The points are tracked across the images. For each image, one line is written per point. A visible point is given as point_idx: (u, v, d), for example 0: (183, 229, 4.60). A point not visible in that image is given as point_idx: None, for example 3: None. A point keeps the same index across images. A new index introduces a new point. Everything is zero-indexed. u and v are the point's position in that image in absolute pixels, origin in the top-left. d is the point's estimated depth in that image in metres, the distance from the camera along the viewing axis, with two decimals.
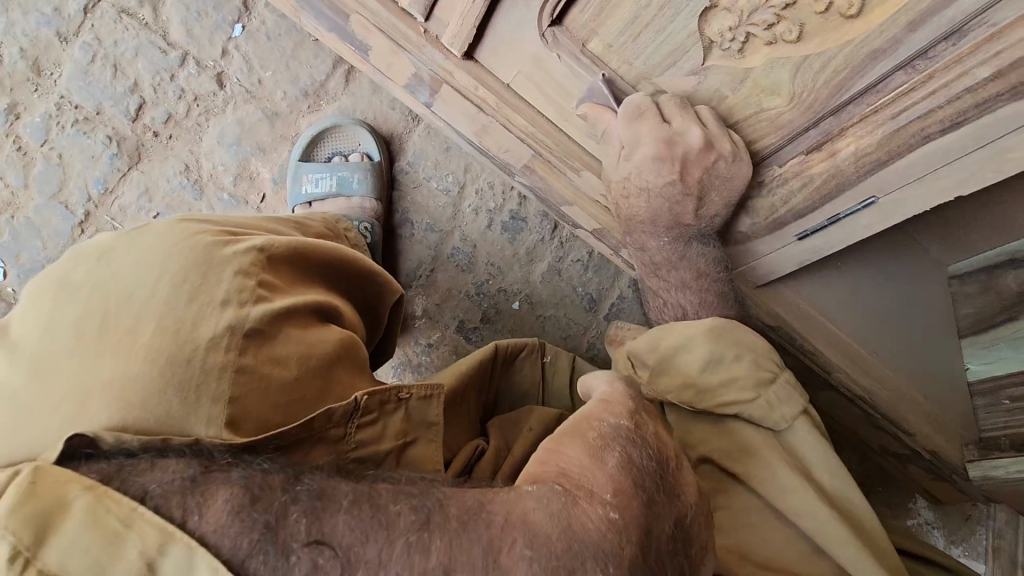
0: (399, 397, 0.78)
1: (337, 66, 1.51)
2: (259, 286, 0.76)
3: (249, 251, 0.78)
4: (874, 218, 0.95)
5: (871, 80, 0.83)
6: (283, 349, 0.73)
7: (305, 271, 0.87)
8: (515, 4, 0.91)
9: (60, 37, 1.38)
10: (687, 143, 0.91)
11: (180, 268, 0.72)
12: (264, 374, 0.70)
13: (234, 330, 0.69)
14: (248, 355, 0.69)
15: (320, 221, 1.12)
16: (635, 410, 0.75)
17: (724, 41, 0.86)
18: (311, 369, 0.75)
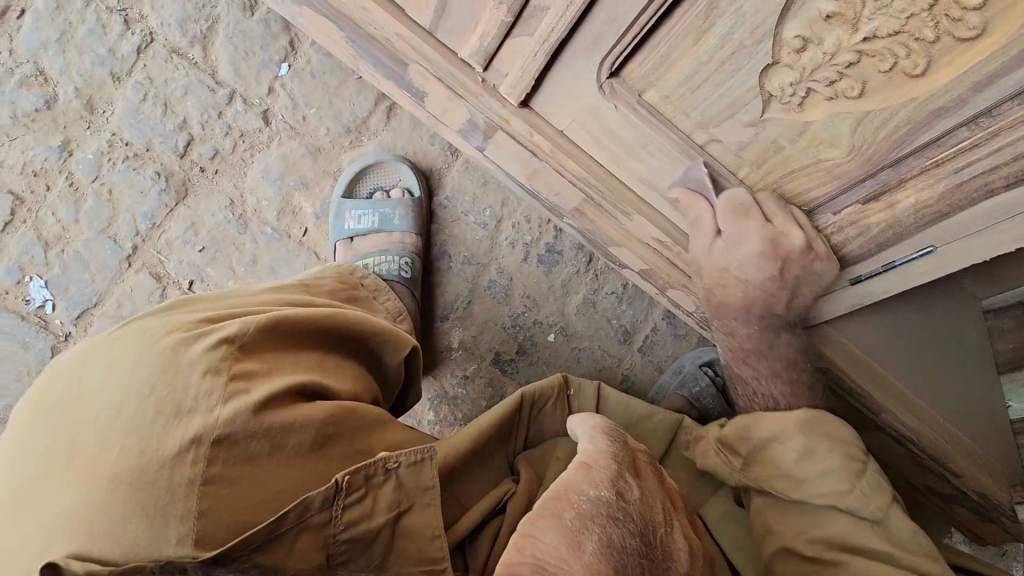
0: (386, 468, 0.77)
1: (379, 102, 1.53)
2: (232, 380, 0.74)
3: (220, 343, 0.77)
4: (930, 266, 0.95)
5: (933, 136, 0.83)
6: (255, 444, 0.72)
7: (291, 346, 0.87)
8: (577, 56, 0.93)
9: (113, 76, 1.42)
10: (791, 244, 0.96)
11: (146, 380, 0.71)
12: (241, 474, 0.69)
13: (201, 440, 0.68)
14: (219, 462, 0.68)
15: (333, 274, 1.13)
16: (615, 480, 0.67)
17: (784, 95, 0.87)
18: (289, 457, 0.74)
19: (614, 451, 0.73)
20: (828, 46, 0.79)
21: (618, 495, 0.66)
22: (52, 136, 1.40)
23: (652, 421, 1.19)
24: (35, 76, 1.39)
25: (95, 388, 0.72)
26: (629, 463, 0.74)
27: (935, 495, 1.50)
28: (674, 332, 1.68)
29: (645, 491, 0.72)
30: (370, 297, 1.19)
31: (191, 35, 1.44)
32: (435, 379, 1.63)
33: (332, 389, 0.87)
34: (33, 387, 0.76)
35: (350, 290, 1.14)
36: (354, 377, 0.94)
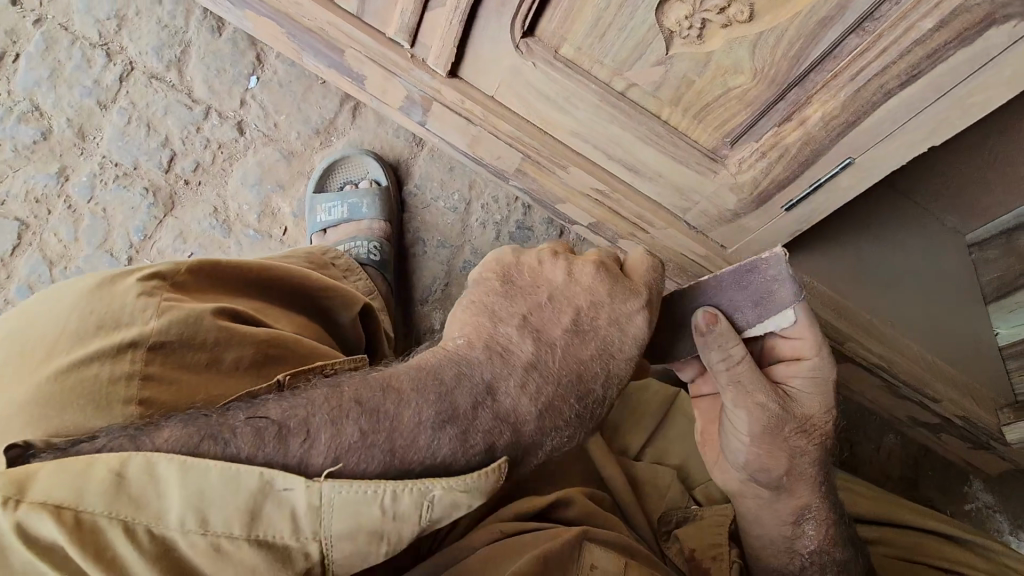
0: (324, 375, 0.84)
1: (344, 103, 1.64)
2: (165, 300, 0.79)
3: (150, 276, 0.81)
4: (854, 177, 0.99)
5: (825, 48, 0.86)
6: (192, 354, 0.77)
7: (235, 285, 0.90)
8: (489, 21, 0.99)
9: (100, 104, 1.55)
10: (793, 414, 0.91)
11: (87, 301, 0.78)
12: (176, 376, 0.76)
13: (138, 345, 0.75)
14: (156, 363, 0.75)
15: (302, 256, 1.12)
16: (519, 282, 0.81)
17: (682, 30, 0.91)
18: (230, 367, 0.80)
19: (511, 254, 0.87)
20: None
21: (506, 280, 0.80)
22: (49, 164, 1.54)
23: (647, 392, 1.32)
24: (32, 111, 1.53)
25: (43, 311, 0.79)
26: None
27: (921, 427, 1.46)
28: None
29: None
30: (342, 275, 1.21)
31: (167, 59, 1.57)
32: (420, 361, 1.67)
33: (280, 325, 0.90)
34: None
35: (320, 266, 1.16)
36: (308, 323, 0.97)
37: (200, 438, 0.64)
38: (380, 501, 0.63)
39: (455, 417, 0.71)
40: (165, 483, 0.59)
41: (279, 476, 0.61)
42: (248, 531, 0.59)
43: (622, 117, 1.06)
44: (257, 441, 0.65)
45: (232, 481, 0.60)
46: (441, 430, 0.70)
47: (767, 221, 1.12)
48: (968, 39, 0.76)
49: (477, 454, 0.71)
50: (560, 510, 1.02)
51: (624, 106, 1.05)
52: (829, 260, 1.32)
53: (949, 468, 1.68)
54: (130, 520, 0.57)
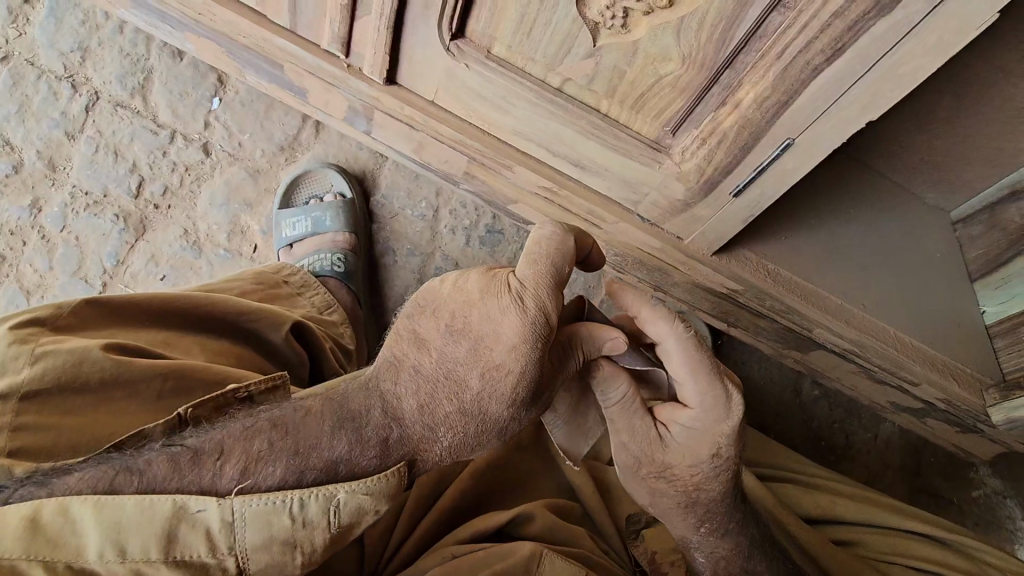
0: (237, 399, 0.79)
1: (306, 119, 1.65)
2: (39, 345, 0.77)
3: (27, 323, 0.79)
4: (797, 159, 0.96)
5: (749, 27, 0.84)
6: (76, 399, 0.76)
7: (140, 321, 0.89)
8: (416, 26, 0.99)
9: (68, 135, 1.59)
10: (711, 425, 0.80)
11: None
12: (55, 422, 0.74)
13: (9, 395, 0.72)
14: (30, 413, 0.73)
15: (246, 280, 1.16)
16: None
17: (606, 20, 0.89)
18: (127, 406, 0.79)
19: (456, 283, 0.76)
20: None
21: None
22: (22, 197, 1.57)
23: None
24: (3, 146, 1.57)
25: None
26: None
27: (908, 413, 1.40)
28: None
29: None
30: (295, 292, 1.25)
31: (130, 87, 1.60)
32: None
33: (185, 357, 0.88)
34: None
35: (269, 287, 1.20)
36: (228, 350, 0.94)
37: (105, 477, 0.65)
38: (288, 509, 0.66)
39: (352, 421, 0.74)
40: (83, 524, 0.61)
41: (191, 498, 0.64)
42: (166, 554, 0.62)
43: (560, 113, 1.05)
44: (171, 468, 0.67)
45: (146, 506, 0.63)
46: (336, 433, 0.72)
47: (718, 209, 1.09)
48: (886, 7, 0.73)
49: (371, 455, 0.73)
50: (519, 527, 0.98)
51: (561, 102, 1.03)
52: (804, 242, 1.26)
53: (950, 454, 1.61)
54: (51, 559, 0.59)
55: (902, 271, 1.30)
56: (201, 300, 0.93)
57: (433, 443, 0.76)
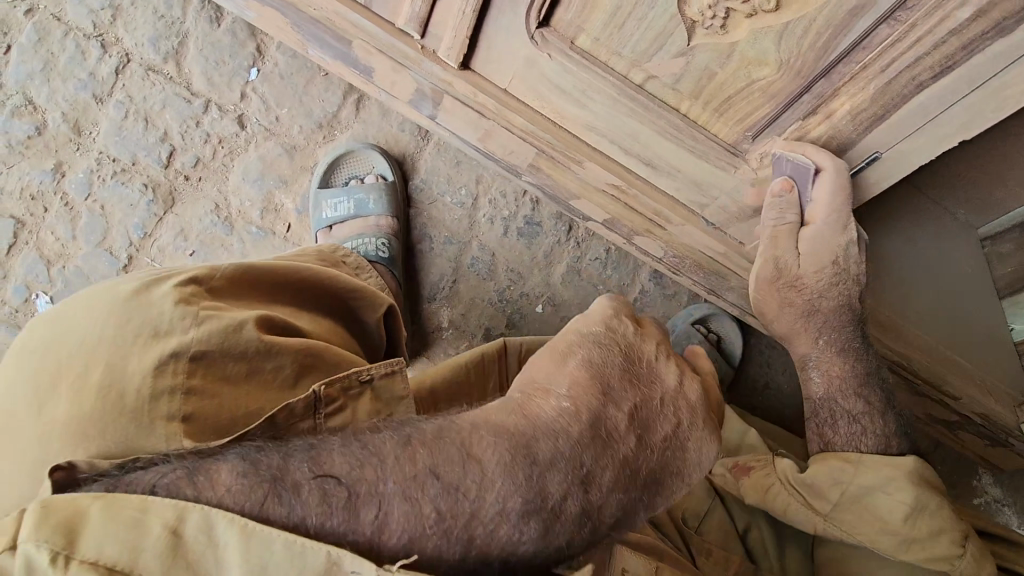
0: (361, 380, 0.73)
1: (347, 96, 1.59)
2: (202, 309, 0.74)
3: (187, 282, 0.77)
4: (880, 173, 0.97)
5: (856, 37, 0.83)
6: (228, 368, 0.72)
7: (262, 292, 0.86)
8: (503, 11, 0.96)
9: (96, 98, 1.51)
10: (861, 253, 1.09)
11: (122, 309, 0.73)
12: (218, 388, 0.71)
13: (179, 355, 0.70)
14: (198, 375, 0.70)
15: (313, 255, 1.17)
16: (608, 319, 0.73)
17: (705, 20, 0.88)
18: (268, 381, 0.75)
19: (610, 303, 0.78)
20: None
21: (608, 330, 0.72)
22: (44, 160, 1.49)
23: None
24: (25, 105, 1.49)
25: (75, 318, 0.73)
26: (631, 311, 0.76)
27: (939, 424, 1.44)
28: (663, 292, 1.75)
29: (649, 330, 0.75)
30: (354, 272, 1.24)
31: (164, 51, 1.52)
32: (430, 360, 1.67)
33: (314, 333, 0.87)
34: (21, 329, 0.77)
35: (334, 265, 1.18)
36: (337, 333, 0.93)
37: (263, 495, 0.57)
38: None
39: (535, 475, 0.63)
40: (226, 549, 0.54)
41: (347, 559, 0.55)
42: None
43: (640, 110, 1.03)
44: (324, 501, 0.58)
45: (297, 555, 0.55)
46: (512, 485, 0.62)
47: None
48: (1006, 29, 0.74)
49: (545, 515, 0.63)
50: None
51: (643, 99, 1.01)
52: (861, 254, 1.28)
53: (959, 462, 1.66)
54: None
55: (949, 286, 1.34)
56: (327, 276, 0.92)
57: (606, 501, 0.66)
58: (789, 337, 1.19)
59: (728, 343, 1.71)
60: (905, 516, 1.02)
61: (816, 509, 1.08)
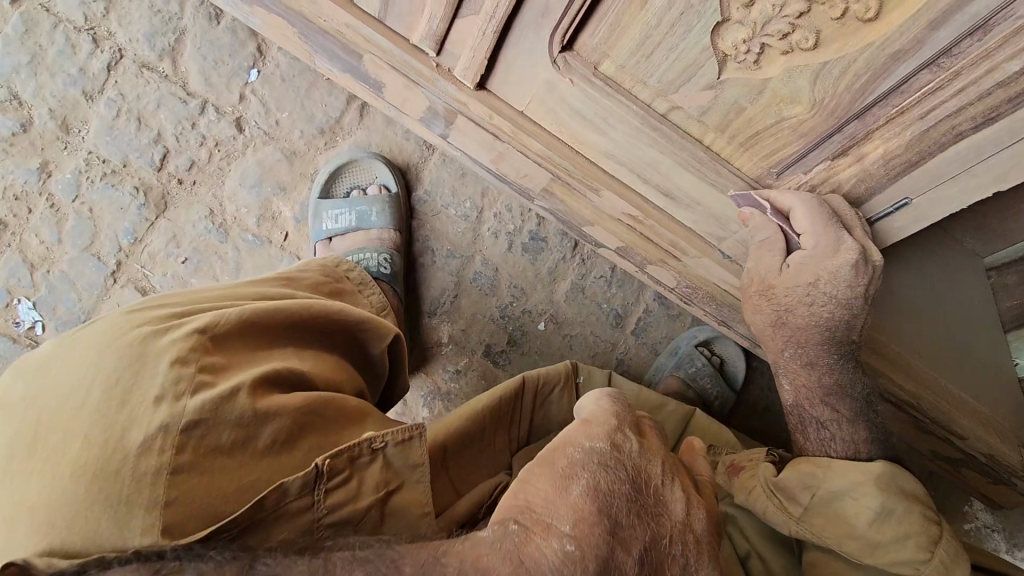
0: (372, 449, 0.75)
1: (351, 101, 1.53)
2: (200, 371, 0.72)
3: (191, 334, 0.75)
4: (908, 217, 0.93)
5: (895, 82, 0.80)
6: (220, 437, 0.68)
7: (262, 338, 0.84)
8: (526, 33, 0.91)
9: (86, 95, 1.44)
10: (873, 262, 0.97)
11: (113, 371, 0.70)
12: (210, 464, 0.67)
13: (168, 429, 0.65)
14: (187, 451, 0.66)
15: (317, 269, 1.14)
16: (613, 435, 0.69)
17: (738, 54, 0.85)
18: (263, 450, 0.71)
19: (616, 407, 0.74)
20: None
21: (613, 447, 0.68)
22: (30, 159, 1.42)
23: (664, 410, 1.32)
24: (9, 100, 1.41)
25: (64, 378, 0.70)
26: (634, 422, 0.74)
27: (942, 460, 1.44)
28: (667, 312, 1.71)
29: (651, 446, 0.72)
30: (356, 289, 1.20)
31: (160, 48, 1.45)
32: (428, 376, 1.64)
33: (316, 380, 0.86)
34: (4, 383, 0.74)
35: (335, 283, 1.14)
36: (342, 367, 0.94)
37: None
38: None
39: None
40: None
41: None
42: None
43: (663, 141, 0.99)
44: None
45: None
46: None
47: None
48: None
49: None
50: None
51: (666, 130, 0.97)
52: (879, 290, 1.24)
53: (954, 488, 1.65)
54: None
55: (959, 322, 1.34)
56: (334, 308, 0.92)
57: None
58: (765, 343, 1.16)
59: (731, 366, 1.69)
60: (871, 517, 0.97)
61: (791, 512, 1.04)
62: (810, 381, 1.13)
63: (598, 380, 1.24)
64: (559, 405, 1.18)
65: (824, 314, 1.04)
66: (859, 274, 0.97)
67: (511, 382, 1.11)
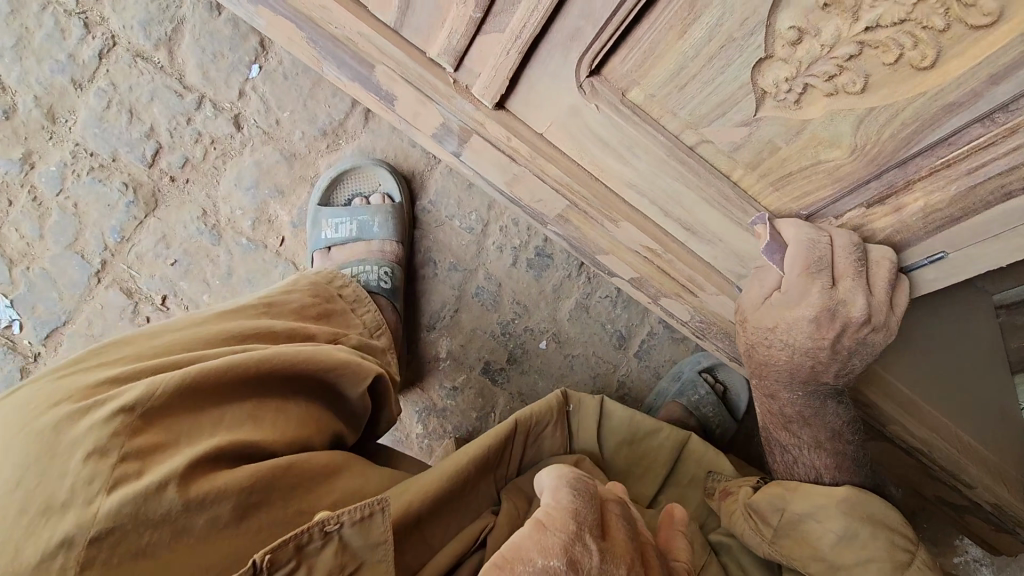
0: (324, 533, 0.66)
1: (356, 104, 1.46)
2: (121, 462, 0.63)
3: (115, 414, 0.65)
4: (943, 271, 0.89)
5: (944, 133, 0.76)
6: (146, 538, 0.61)
7: (213, 398, 0.74)
8: (553, 54, 0.86)
9: (75, 83, 1.35)
10: (848, 315, 0.88)
11: (20, 466, 0.62)
12: (127, 574, 0.59)
13: (73, 540, 0.58)
14: (95, 566, 0.58)
15: (301, 289, 1.04)
16: (570, 546, 0.54)
17: (779, 92, 0.80)
18: (201, 540, 0.64)
19: (576, 506, 0.60)
20: (826, 37, 0.72)
21: (571, 566, 0.53)
22: (12, 148, 1.34)
23: (658, 437, 1.18)
24: None
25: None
26: (597, 523, 0.60)
27: (946, 504, 1.42)
28: (671, 335, 1.67)
29: (613, 549, 0.58)
30: (348, 309, 1.11)
31: (156, 38, 1.37)
32: (424, 392, 1.59)
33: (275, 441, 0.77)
34: None
35: (322, 304, 1.05)
36: (313, 419, 0.84)
37: None
38: None
39: None
40: None
41: None
42: None
43: (689, 175, 0.93)
44: None
45: None
46: None
47: None
48: None
49: None
50: None
51: (692, 163, 0.92)
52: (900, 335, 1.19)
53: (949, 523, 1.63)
54: None
55: (979, 367, 1.29)
56: (298, 356, 0.82)
57: None
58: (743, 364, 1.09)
59: (734, 396, 1.64)
60: (835, 541, 0.95)
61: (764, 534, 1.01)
62: (772, 410, 1.09)
63: (590, 409, 1.17)
64: (551, 437, 1.12)
65: (792, 360, 0.96)
66: (829, 328, 0.90)
67: (504, 427, 1.03)
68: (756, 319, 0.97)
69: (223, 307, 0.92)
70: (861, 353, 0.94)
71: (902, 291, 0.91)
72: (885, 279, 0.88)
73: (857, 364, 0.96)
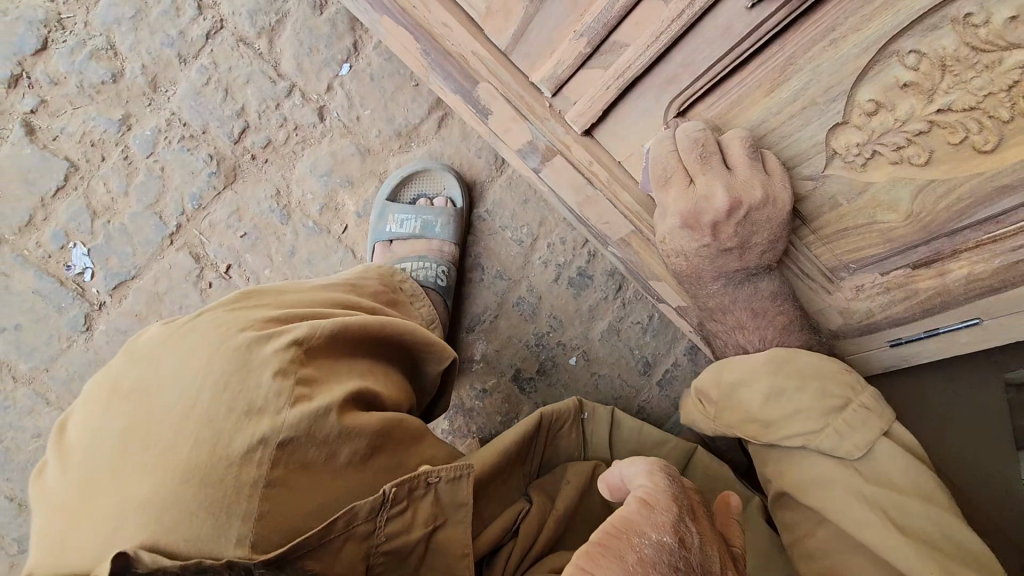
0: (427, 482, 0.77)
1: (432, 111, 1.55)
2: (298, 384, 0.73)
3: (290, 345, 0.76)
4: (974, 337, 0.97)
5: (994, 212, 0.84)
6: (309, 450, 0.71)
7: (349, 350, 0.84)
8: (647, 92, 0.95)
9: (180, 57, 1.46)
10: (712, 209, 0.91)
11: (218, 375, 0.72)
12: (295, 480, 0.69)
13: (267, 441, 0.68)
14: (282, 465, 0.68)
15: (376, 277, 1.13)
16: (677, 527, 0.63)
17: (849, 154, 0.88)
18: (340, 469, 0.73)
19: (674, 491, 0.69)
20: (900, 112, 0.81)
21: (681, 542, 0.61)
22: (113, 109, 1.44)
23: (664, 449, 1.20)
24: (105, 50, 1.43)
25: (171, 373, 0.73)
26: (689, 506, 0.69)
27: None
28: (694, 368, 1.68)
29: (706, 536, 0.66)
30: (407, 302, 1.18)
31: (259, 26, 1.48)
32: (455, 389, 1.66)
33: (387, 396, 0.86)
34: (113, 364, 0.77)
35: (389, 293, 1.13)
36: (404, 387, 0.94)
37: None
38: None
39: None
40: None
41: None
42: None
43: None
44: None
45: None
46: None
47: (868, 348, 1.10)
48: None
49: None
50: None
51: None
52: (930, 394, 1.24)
53: None
54: None
55: None
56: (406, 329, 0.92)
57: None
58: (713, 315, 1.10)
59: None
60: (761, 401, 0.94)
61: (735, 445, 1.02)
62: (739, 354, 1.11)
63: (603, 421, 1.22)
64: (567, 438, 1.19)
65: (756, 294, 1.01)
66: (704, 227, 0.95)
67: (530, 420, 1.09)
68: (681, 254, 1.01)
69: (327, 279, 1.02)
70: (770, 220, 0.93)
71: (770, 157, 0.92)
72: (743, 158, 0.90)
73: (764, 235, 0.94)
